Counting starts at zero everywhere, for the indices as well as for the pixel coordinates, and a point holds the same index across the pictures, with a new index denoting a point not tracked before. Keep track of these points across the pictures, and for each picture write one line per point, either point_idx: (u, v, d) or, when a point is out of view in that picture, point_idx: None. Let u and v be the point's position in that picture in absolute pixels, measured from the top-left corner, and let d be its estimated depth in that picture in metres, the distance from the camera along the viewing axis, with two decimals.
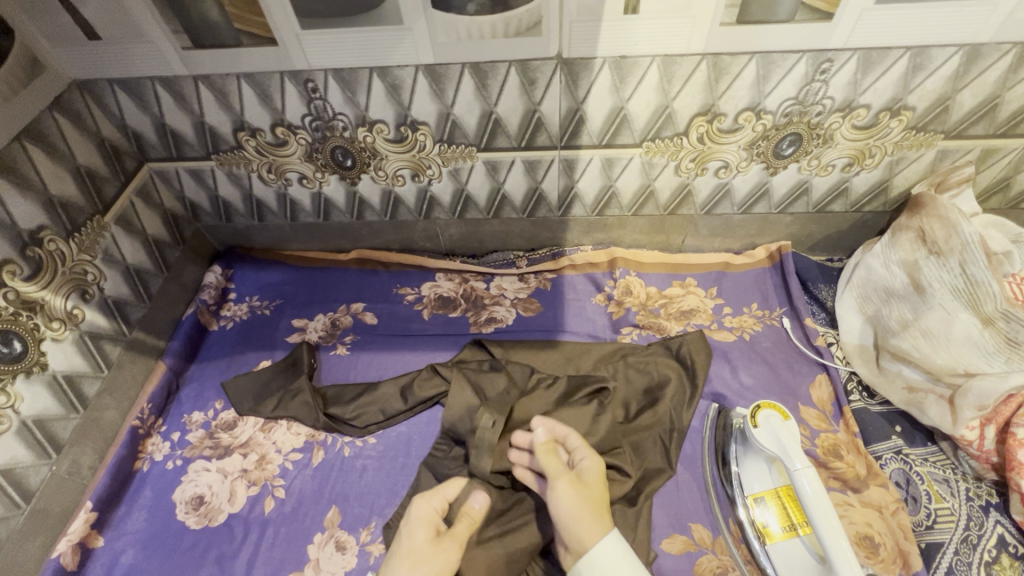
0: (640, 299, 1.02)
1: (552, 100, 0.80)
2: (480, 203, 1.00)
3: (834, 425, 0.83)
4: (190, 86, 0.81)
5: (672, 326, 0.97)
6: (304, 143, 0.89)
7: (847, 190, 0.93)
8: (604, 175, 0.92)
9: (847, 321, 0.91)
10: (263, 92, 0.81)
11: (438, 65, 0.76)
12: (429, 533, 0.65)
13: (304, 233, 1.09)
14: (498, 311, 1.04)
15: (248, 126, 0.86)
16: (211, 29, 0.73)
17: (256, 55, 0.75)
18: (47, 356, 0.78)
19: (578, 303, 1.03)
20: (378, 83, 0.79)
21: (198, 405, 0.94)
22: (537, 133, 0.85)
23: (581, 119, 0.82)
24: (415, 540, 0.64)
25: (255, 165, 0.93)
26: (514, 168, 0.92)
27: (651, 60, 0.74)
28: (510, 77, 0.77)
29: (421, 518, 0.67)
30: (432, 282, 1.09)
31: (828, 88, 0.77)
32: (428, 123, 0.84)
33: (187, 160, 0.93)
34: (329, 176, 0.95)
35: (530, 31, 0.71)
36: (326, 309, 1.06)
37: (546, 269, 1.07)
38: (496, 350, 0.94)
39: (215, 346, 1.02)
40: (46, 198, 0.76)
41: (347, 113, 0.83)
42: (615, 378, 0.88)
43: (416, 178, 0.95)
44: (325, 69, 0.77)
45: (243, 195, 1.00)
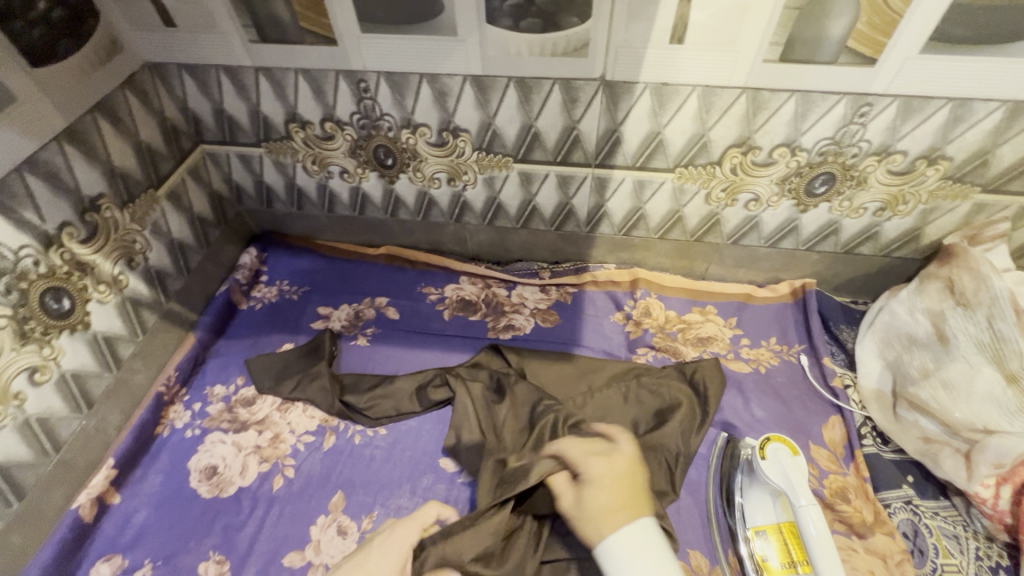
0: (658, 322, 1.03)
1: (591, 119, 0.82)
2: (510, 212, 1.02)
3: (844, 467, 0.82)
4: (251, 76, 0.85)
5: (687, 351, 0.98)
6: (350, 139, 0.93)
7: (877, 234, 0.93)
8: (634, 197, 0.95)
9: (866, 365, 0.88)
10: (318, 88, 0.85)
11: (485, 76, 0.79)
12: (395, 565, 0.68)
13: (338, 225, 1.13)
14: (517, 319, 1.06)
15: (300, 118, 0.91)
16: (278, 27, 0.77)
17: (316, 52, 0.80)
18: (91, 316, 0.81)
19: (596, 319, 1.05)
20: (426, 89, 0.82)
21: (222, 379, 0.99)
22: (573, 150, 0.88)
23: (617, 140, 0.85)
24: (380, 567, 0.68)
25: (301, 155, 0.98)
26: (547, 181, 0.94)
27: (691, 90, 0.76)
28: (553, 94, 0.80)
29: (390, 549, 0.70)
30: (456, 284, 1.12)
31: (866, 132, 0.77)
32: (469, 130, 0.88)
33: (239, 145, 0.98)
34: (369, 172, 0.99)
35: (577, 52, 0.74)
36: (351, 300, 1.10)
37: (568, 282, 1.09)
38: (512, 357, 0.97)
39: (243, 324, 1.07)
40: (108, 167, 0.80)
41: (394, 114, 0.87)
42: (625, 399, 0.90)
43: (451, 182, 0.98)
44: (378, 71, 0.81)
45: (286, 183, 1.05)
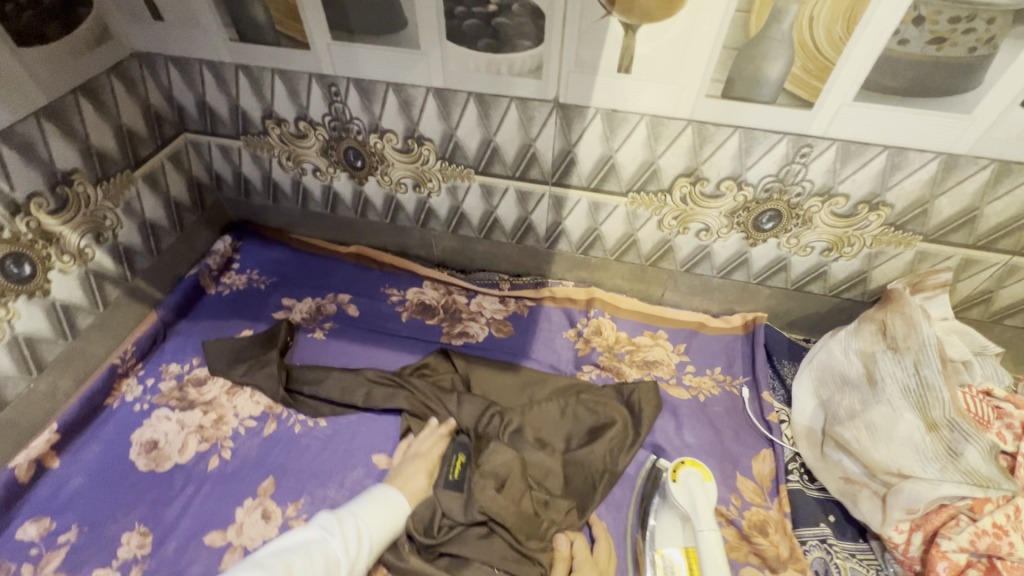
0: (608, 342, 1.05)
1: (546, 139, 0.86)
2: (473, 222, 1.05)
3: (768, 501, 0.82)
4: (232, 72, 0.90)
5: (631, 372, 0.99)
6: (322, 139, 0.97)
7: (825, 274, 0.94)
8: (590, 218, 0.98)
9: (800, 401, 0.89)
10: (292, 88, 0.90)
11: (447, 90, 0.83)
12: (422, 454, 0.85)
13: (311, 221, 1.17)
14: (472, 327, 1.09)
15: (275, 115, 0.95)
16: (256, 28, 0.82)
17: (290, 55, 0.85)
18: (52, 284, 0.85)
19: (548, 334, 1.08)
20: (392, 97, 0.86)
21: (177, 358, 1.02)
22: (531, 167, 0.91)
23: (572, 160, 0.88)
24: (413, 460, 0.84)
25: (277, 151, 1.02)
26: (507, 196, 0.98)
27: (639, 119, 0.79)
28: (510, 112, 0.83)
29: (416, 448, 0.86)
30: (418, 288, 1.15)
31: (808, 172, 0.80)
32: (433, 140, 0.91)
33: (220, 136, 1.03)
34: (340, 172, 1.03)
35: (532, 74, 0.78)
36: (315, 294, 1.14)
37: (526, 296, 1.12)
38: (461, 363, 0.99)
39: (208, 307, 1.10)
40: (85, 146, 0.85)
41: (362, 119, 0.91)
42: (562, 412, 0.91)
43: (417, 188, 1.02)
44: (347, 77, 0.85)
45: (263, 176, 1.09)
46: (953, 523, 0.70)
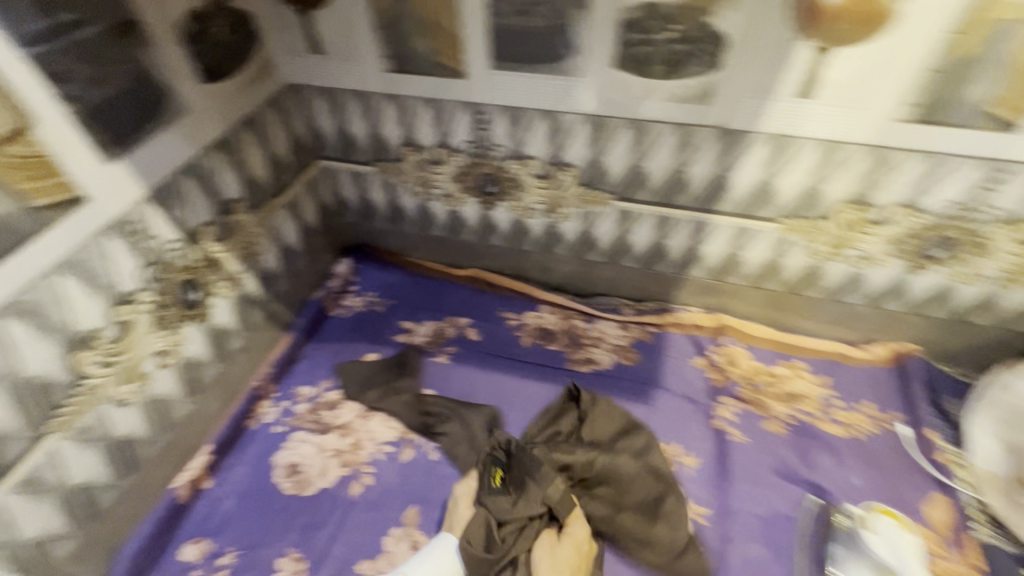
0: (744, 372, 1.00)
1: (701, 165, 0.84)
2: (602, 247, 1.03)
3: (952, 552, 0.76)
4: (379, 102, 0.92)
5: (775, 407, 0.94)
6: (458, 165, 0.97)
7: (995, 304, 0.88)
8: (732, 244, 0.94)
9: (981, 446, 0.84)
10: (438, 116, 0.90)
11: (603, 116, 0.82)
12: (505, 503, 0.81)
13: (428, 244, 1.18)
14: (597, 353, 1.06)
15: (415, 142, 0.96)
16: (413, 59, 0.83)
17: (444, 84, 0.85)
18: (212, 309, 0.87)
19: (677, 361, 1.04)
20: (542, 124, 0.86)
21: (309, 380, 1.03)
22: (677, 193, 0.89)
23: (724, 186, 0.86)
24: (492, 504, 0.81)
25: (409, 177, 1.03)
26: (645, 221, 0.95)
27: (811, 144, 0.76)
28: (668, 138, 0.82)
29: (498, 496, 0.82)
30: (536, 312, 1.14)
31: (997, 197, 0.75)
32: (577, 166, 0.90)
33: (354, 163, 1.05)
34: (470, 198, 1.03)
35: (699, 100, 0.76)
36: (434, 318, 1.14)
37: (650, 321, 1.09)
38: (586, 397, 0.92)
39: (332, 330, 1.11)
40: (245, 175, 0.88)
41: (506, 145, 0.91)
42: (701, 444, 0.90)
43: (548, 214, 1.01)
44: (498, 105, 0.86)
45: (389, 201, 1.10)
46: None
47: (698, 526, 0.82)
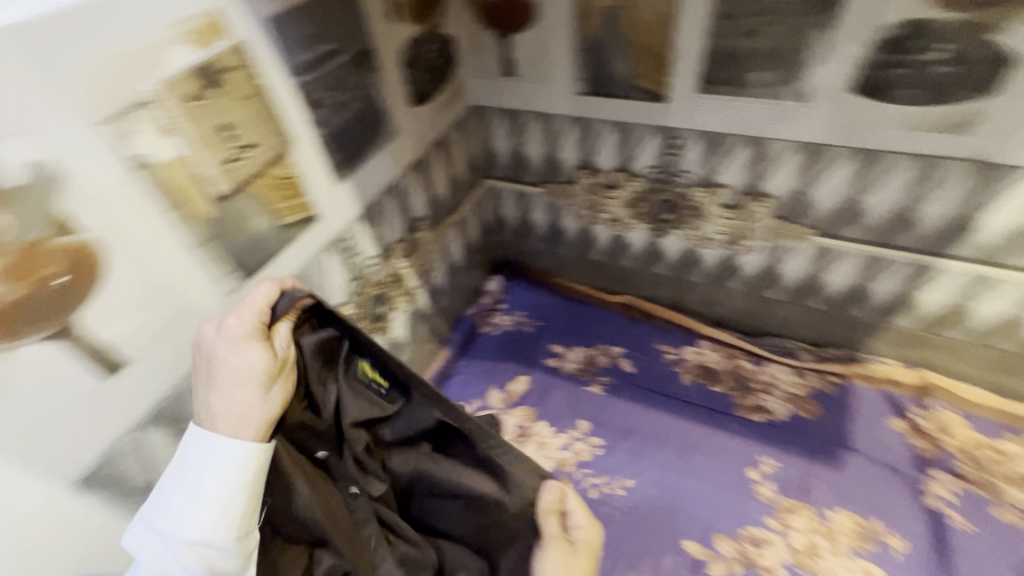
0: (963, 444, 0.86)
1: (939, 204, 0.73)
2: (785, 285, 0.94)
3: None
4: (562, 124, 0.91)
5: (1011, 491, 0.80)
6: (635, 190, 0.93)
7: None
8: (960, 293, 0.81)
9: None
10: (626, 141, 0.87)
11: (823, 145, 0.74)
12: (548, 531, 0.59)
13: (582, 268, 1.15)
14: (769, 401, 0.97)
15: (591, 166, 0.94)
16: (610, 81, 0.81)
17: (640, 108, 0.82)
18: (392, 323, 0.90)
19: (869, 421, 0.91)
20: (744, 151, 0.79)
21: (463, 396, 1.05)
22: (900, 233, 0.78)
23: (965, 228, 0.74)
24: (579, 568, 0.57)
25: (576, 200, 1.01)
26: (848, 261, 0.85)
27: None
28: (902, 171, 0.72)
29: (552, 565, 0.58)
30: (695, 347, 1.06)
31: None
32: (776, 197, 0.82)
33: (521, 184, 1.05)
34: (640, 224, 0.99)
35: (957, 129, 0.66)
36: (585, 344, 1.10)
37: (833, 371, 0.97)
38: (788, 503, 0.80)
39: (483, 347, 1.13)
40: (431, 195, 0.91)
41: (695, 172, 0.86)
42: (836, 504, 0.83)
43: (727, 246, 0.93)
44: (697, 130, 0.80)
45: (549, 223, 1.09)
46: None
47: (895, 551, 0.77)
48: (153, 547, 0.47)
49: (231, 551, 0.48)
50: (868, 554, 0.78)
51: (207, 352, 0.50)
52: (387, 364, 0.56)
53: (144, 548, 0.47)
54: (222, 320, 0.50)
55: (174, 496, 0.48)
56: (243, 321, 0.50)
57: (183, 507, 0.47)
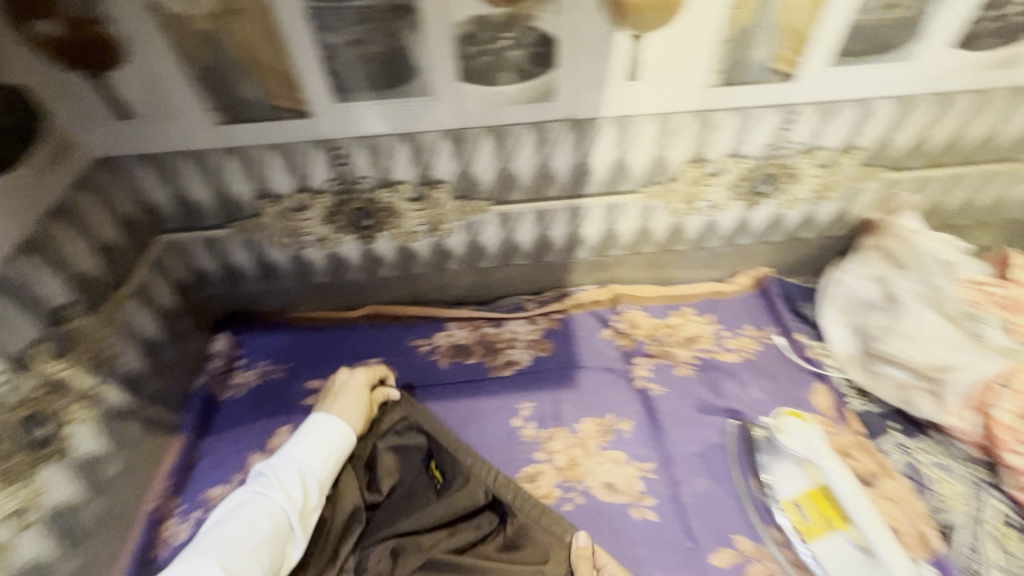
0: (646, 330, 1.10)
1: (561, 156, 0.90)
2: (491, 252, 1.06)
3: (839, 426, 0.92)
4: (219, 158, 0.84)
5: (680, 352, 1.05)
6: (325, 206, 0.94)
7: (813, 219, 1.07)
8: (605, 221, 1.02)
9: (833, 332, 1.01)
10: (293, 161, 0.86)
11: (460, 129, 0.84)
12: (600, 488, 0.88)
13: (313, 293, 1.11)
14: (514, 353, 1.08)
15: (271, 193, 0.90)
16: (246, 105, 0.78)
17: (289, 127, 0.81)
18: (71, 439, 0.74)
19: (588, 339, 1.10)
20: (403, 147, 0.86)
21: (218, 478, 0.91)
22: (547, 186, 0.94)
23: (586, 171, 0.92)
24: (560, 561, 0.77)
25: (273, 230, 0.97)
26: (524, 219, 1.00)
27: (648, 119, 0.86)
28: (526, 137, 0.86)
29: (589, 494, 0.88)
30: (445, 331, 1.12)
31: (794, 135, 0.90)
32: (447, 181, 0.91)
33: (204, 229, 0.94)
34: (346, 236, 0.99)
35: (545, 98, 0.81)
36: (341, 367, 1.07)
37: (554, 310, 1.13)
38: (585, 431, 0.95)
39: (228, 415, 0.99)
40: (74, 275, 0.75)
41: (371, 176, 0.89)
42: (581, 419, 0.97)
43: (431, 233, 1.01)
44: (352, 137, 0.84)
45: (256, 260, 1.02)
46: (994, 393, 0.81)
47: (648, 511, 0.85)
48: (274, 488, 0.75)
49: (316, 490, 0.78)
50: (609, 444, 0.94)
51: (341, 387, 0.92)
52: (433, 462, 0.88)
53: (260, 491, 0.75)
54: (352, 372, 0.94)
55: (304, 458, 0.79)
56: (354, 398, 0.89)
57: (276, 463, 0.79)
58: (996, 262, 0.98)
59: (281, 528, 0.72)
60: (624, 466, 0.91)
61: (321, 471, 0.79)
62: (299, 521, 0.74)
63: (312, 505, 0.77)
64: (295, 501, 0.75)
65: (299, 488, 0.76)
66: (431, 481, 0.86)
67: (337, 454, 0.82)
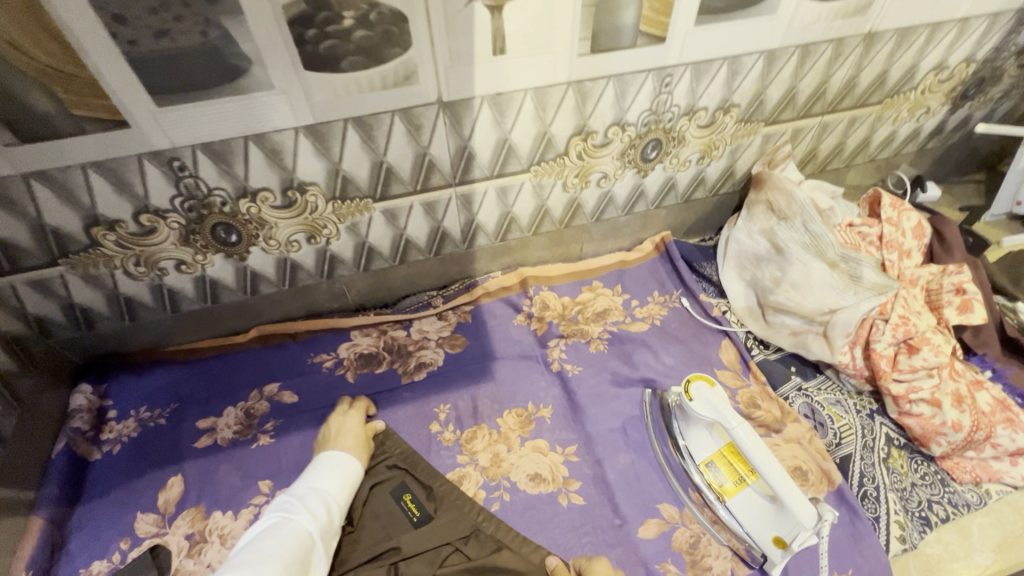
0: (558, 311, 1.07)
1: (439, 142, 0.83)
2: (384, 252, 0.99)
3: (746, 379, 0.95)
4: (21, 186, 0.70)
5: (593, 328, 1.04)
6: (177, 226, 0.81)
7: (704, 179, 1.08)
8: (501, 205, 0.98)
9: (732, 289, 1.04)
10: (120, 180, 0.73)
11: (319, 124, 0.75)
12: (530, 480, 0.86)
13: (189, 322, 0.98)
14: (427, 354, 1.02)
15: (104, 219, 0.77)
16: (39, 118, 0.64)
17: (103, 141, 0.68)
18: None
19: (501, 327, 1.05)
20: (255, 151, 0.75)
21: (97, 553, 0.80)
22: (431, 175, 0.87)
23: (469, 155, 0.86)
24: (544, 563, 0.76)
25: (119, 260, 0.83)
26: (413, 213, 0.93)
27: (524, 94, 0.80)
28: (395, 126, 0.78)
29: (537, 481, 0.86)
30: (349, 341, 1.03)
31: (673, 98, 0.89)
32: (317, 182, 0.82)
33: (26, 271, 0.79)
34: (212, 256, 0.87)
35: (408, 81, 0.73)
36: (235, 400, 0.96)
37: (462, 302, 1.08)
38: (510, 423, 0.92)
39: (103, 477, 0.87)
40: None
41: (225, 186, 0.78)
42: (505, 414, 0.94)
43: (312, 241, 0.91)
44: (190, 145, 0.72)
45: (108, 296, 0.88)
46: (876, 329, 0.87)
47: (574, 495, 0.84)
48: (302, 509, 0.69)
49: (335, 518, 0.72)
50: (530, 434, 0.91)
51: (337, 428, 0.86)
52: (409, 491, 0.82)
53: (288, 514, 0.68)
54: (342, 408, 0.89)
55: (323, 485, 0.74)
56: (354, 432, 0.85)
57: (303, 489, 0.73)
58: (866, 202, 1.05)
59: (308, 548, 0.66)
60: (548, 453, 0.89)
61: (341, 498, 0.75)
62: (321, 547, 0.68)
63: (332, 532, 0.71)
64: (320, 521, 0.69)
65: (322, 508, 0.71)
66: (406, 512, 0.80)
67: (352, 480, 0.77)
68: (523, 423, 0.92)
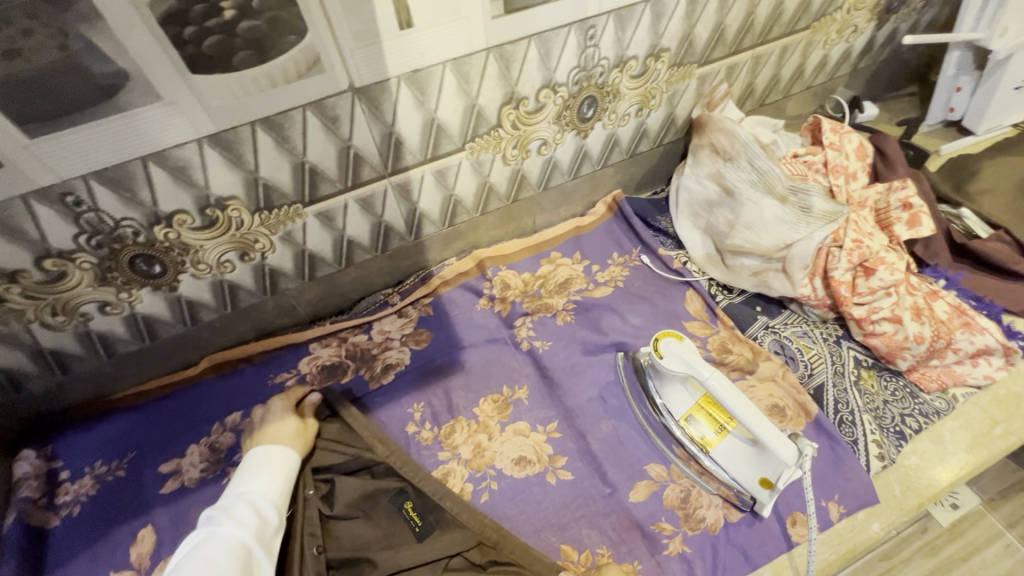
0: (520, 288, 1.04)
1: (362, 132, 0.77)
2: (327, 257, 0.93)
3: (715, 326, 0.95)
4: None
5: (557, 300, 1.02)
6: (90, 266, 0.74)
7: (646, 131, 1.05)
8: (442, 189, 0.93)
9: (689, 239, 1.03)
10: (9, 227, 0.66)
11: (223, 132, 0.68)
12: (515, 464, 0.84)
13: (130, 365, 0.91)
14: (392, 354, 0.97)
15: (2, 272, 0.69)
16: None
17: None
18: None
19: (464, 315, 1.02)
20: (157, 171, 0.68)
21: None
22: (360, 168, 0.82)
23: (397, 141, 0.81)
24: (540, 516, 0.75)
25: (31, 312, 0.76)
26: (350, 211, 0.87)
27: (442, 67, 0.75)
28: (310, 122, 0.72)
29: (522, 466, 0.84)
30: (309, 355, 0.98)
31: (600, 50, 0.85)
32: (237, 195, 0.76)
33: None
34: (138, 291, 0.81)
35: (312, 71, 0.67)
36: (197, 437, 0.90)
37: (420, 295, 1.03)
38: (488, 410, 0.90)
39: (66, 543, 0.81)
40: None
41: (133, 215, 0.71)
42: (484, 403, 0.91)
43: (246, 258, 0.85)
44: (81, 175, 0.65)
45: (30, 353, 0.81)
46: (832, 257, 0.87)
47: (562, 471, 0.83)
48: (227, 519, 0.63)
49: (272, 511, 0.66)
50: (510, 418, 0.89)
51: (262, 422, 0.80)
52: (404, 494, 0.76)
53: (212, 529, 0.63)
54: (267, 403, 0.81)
55: (249, 488, 0.68)
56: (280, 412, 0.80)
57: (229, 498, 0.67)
58: (809, 131, 1.05)
59: (243, 559, 0.60)
60: (530, 435, 0.87)
61: (274, 492, 0.68)
62: (260, 548, 0.62)
63: (273, 530, 0.65)
64: (250, 526, 0.63)
65: (251, 513, 0.64)
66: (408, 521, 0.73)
67: (283, 474, 0.71)
68: (500, 408, 0.90)
